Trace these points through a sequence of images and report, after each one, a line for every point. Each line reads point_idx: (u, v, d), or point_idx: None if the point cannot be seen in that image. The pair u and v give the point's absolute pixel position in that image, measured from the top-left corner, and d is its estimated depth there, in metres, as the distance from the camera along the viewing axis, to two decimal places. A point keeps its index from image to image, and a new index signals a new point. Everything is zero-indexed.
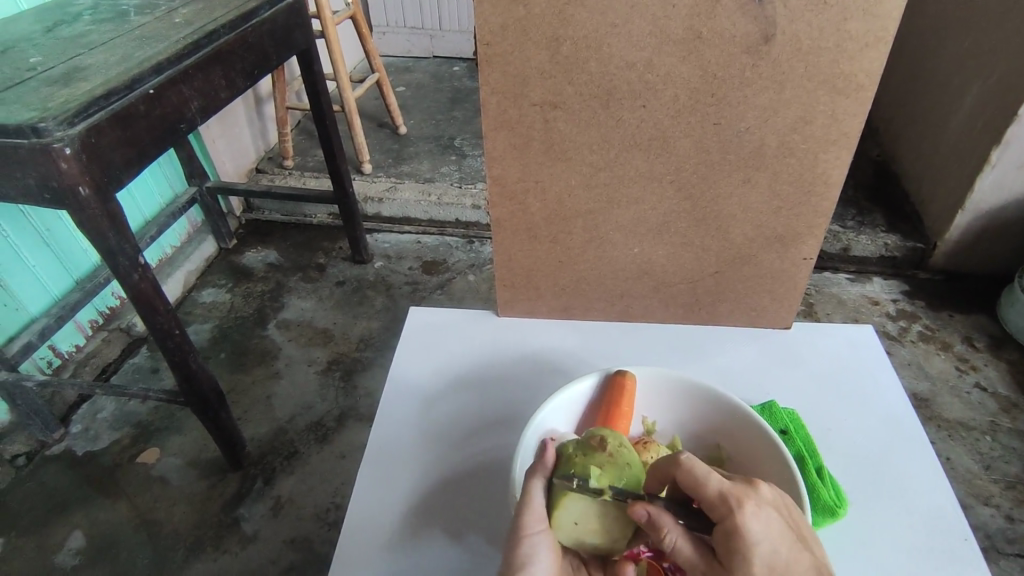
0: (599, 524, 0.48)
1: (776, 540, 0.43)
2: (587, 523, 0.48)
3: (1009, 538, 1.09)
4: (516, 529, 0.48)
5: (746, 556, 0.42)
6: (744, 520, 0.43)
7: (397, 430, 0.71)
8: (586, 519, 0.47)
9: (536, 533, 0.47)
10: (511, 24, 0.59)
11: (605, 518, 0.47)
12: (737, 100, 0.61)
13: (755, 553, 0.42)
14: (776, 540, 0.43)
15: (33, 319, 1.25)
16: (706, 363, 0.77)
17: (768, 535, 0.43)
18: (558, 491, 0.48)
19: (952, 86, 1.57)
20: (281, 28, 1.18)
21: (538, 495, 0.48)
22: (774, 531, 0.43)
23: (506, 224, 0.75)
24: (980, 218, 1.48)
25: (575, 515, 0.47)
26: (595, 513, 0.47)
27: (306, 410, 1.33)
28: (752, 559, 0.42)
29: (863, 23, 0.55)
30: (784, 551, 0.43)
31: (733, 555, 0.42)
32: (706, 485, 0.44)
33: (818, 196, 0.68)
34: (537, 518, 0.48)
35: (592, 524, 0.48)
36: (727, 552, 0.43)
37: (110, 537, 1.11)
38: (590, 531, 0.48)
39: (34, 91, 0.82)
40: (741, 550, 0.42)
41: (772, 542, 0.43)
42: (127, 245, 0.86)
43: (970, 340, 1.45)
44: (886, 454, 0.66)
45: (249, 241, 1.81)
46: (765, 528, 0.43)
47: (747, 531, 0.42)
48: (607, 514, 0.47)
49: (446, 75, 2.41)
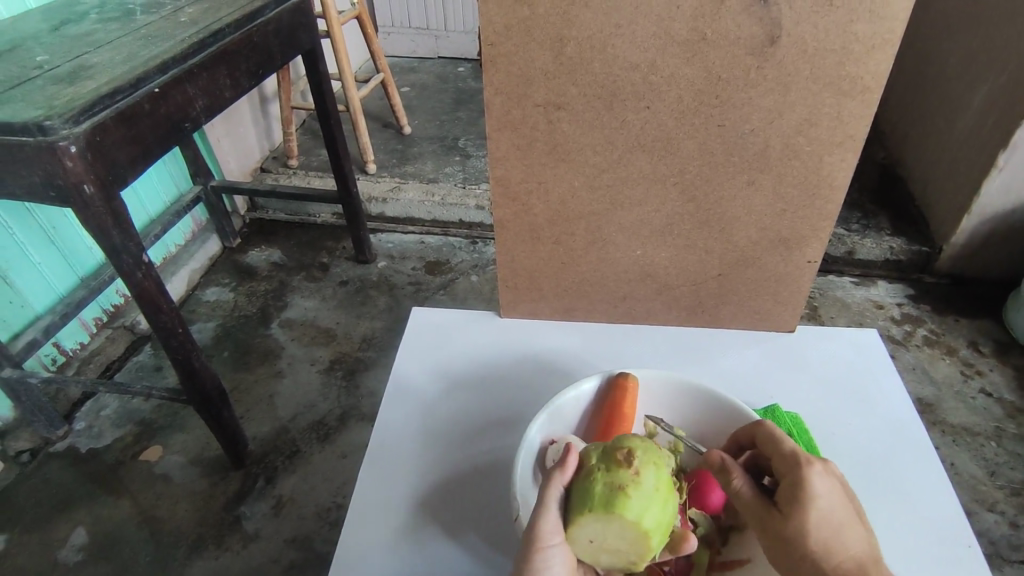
0: (615, 543, 0.47)
1: (837, 503, 0.48)
2: (603, 540, 0.47)
3: (1014, 544, 1.09)
4: (528, 541, 0.47)
5: (805, 504, 0.47)
6: (810, 474, 0.48)
7: (399, 430, 0.71)
8: (602, 538, 0.47)
9: (550, 546, 0.47)
10: (515, 25, 0.59)
11: (622, 539, 0.46)
12: (741, 102, 0.61)
13: (814, 503, 0.47)
14: (837, 504, 0.48)
15: (38, 316, 1.25)
16: (709, 366, 0.77)
17: (829, 495, 0.48)
18: (575, 506, 0.47)
19: (959, 88, 1.56)
20: (286, 27, 1.18)
21: (553, 507, 0.48)
22: (836, 496, 0.48)
23: (508, 225, 0.74)
24: (987, 221, 1.48)
25: (590, 533, 0.47)
26: (610, 534, 0.47)
27: (308, 409, 1.33)
28: (810, 508, 0.47)
29: (869, 25, 0.55)
30: (842, 515, 0.47)
31: (792, 502, 0.48)
32: (782, 443, 0.51)
33: (823, 199, 0.67)
34: (551, 531, 0.47)
35: (609, 542, 0.47)
36: (788, 500, 0.48)
37: (113, 534, 1.11)
38: (606, 548, 0.47)
39: (40, 90, 0.83)
40: (801, 497, 0.47)
41: (832, 503, 0.47)
42: (131, 243, 0.86)
43: (975, 345, 1.44)
44: (890, 458, 0.66)
45: (253, 240, 1.81)
46: (828, 489, 0.48)
47: (810, 482, 0.48)
48: (623, 536, 0.46)
49: (450, 75, 2.41)
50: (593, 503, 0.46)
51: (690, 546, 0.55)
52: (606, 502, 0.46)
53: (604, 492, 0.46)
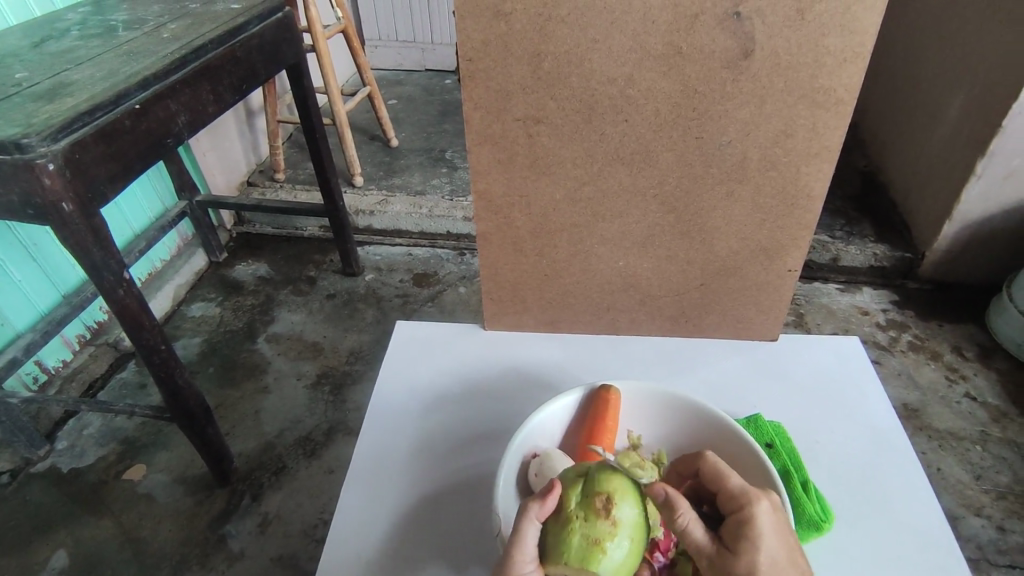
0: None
1: (781, 542, 0.47)
2: None
3: (1001, 548, 1.09)
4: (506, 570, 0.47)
5: (754, 543, 0.46)
6: (758, 511, 0.47)
7: (381, 445, 0.70)
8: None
9: (527, 575, 0.47)
10: (492, 40, 0.59)
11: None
12: (718, 114, 0.62)
13: (761, 541, 0.46)
14: (782, 546, 0.46)
15: (18, 334, 1.23)
16: (692, 376, 0.77)
17: (775, 534, 0.47)
18: (551, 547, 0.48)
19: (937, 98, 1.58)
20: (269, 43, 1.18)
21: (530, 543, 0.48)
22: (782, 537, 0.47)
23: (491, 238, 0.74)
24: (967, 228, 1.50)
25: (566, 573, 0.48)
26: None
27: (295, 424, 1.32)
28: (757, 547, 0.46)
29: (839, 38, 0.56)
30: (787, 556, 0.46)
31: (741, 541, 0.46)
32: (728, 477, 0.50)
33: (801, 209, 0.68)
34: (527, 563, 0.47)
35: None
36: (736, 540, 0.46)
37: (95, 555, 1.09)
38: None
39: (19, 107, 0.82)
40: (750, 536, 0.46)
41: (776, 544, 0.46)
42: (112, 260, 0.85)
43: (959, 350, 1.45)
44: (870, 463, 0.67)
45: (239, 254, 1.80)
46: (773, 528, 0.47)
47: (758, 521, 0.47)
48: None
49: (437, 88, 2.42)
50: (569, 553, 0.47)
51: (666, 557, 0.55)
52: (582, 554, 0.47)
53: (580, 545, 0.47)
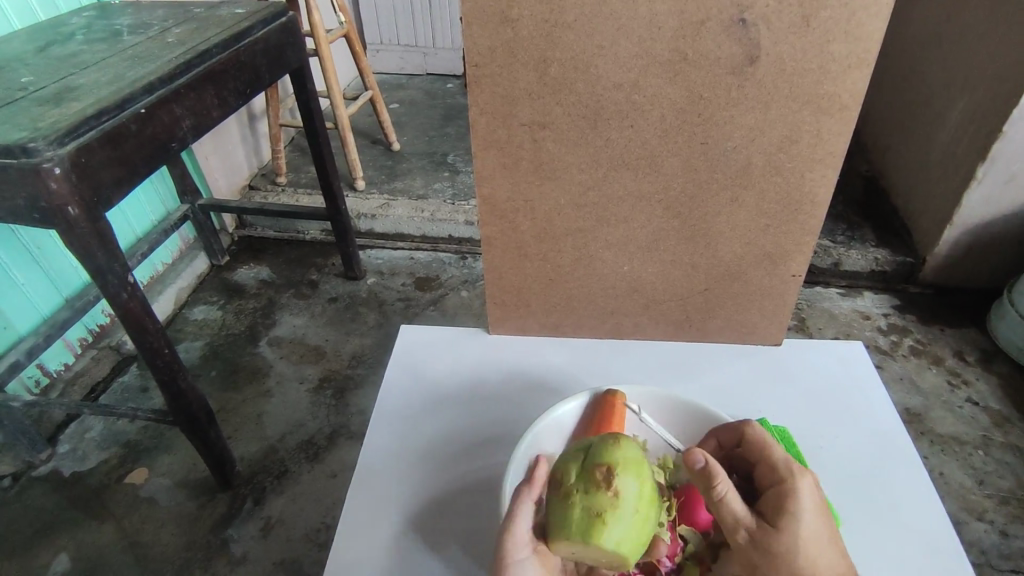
0: (596, 557, 0.48)
1: (819, 516, 0.49)
2: (582, 554, 0.48)
3: (1004, 553, 1.09)
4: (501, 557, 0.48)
5: (796, 519, 0.48)
6: (801, 486, 0.50)
7: (386, 448, 0.70)
8: (582, 552, 0.48)
9: (521, 559, 0.48)
10: (499, 47, 0.59)
11: (600, 556, 0.47)
12: (724, 120, 0.62)
13: (804, 515, 0.49)
14: (820, 518, 0.49)
15: (21, 337, 1.23)
16: (697, 381, 0.77)
17: (817, 509, 0.49)
18: (551, 524, 0.48)
19: (938, 103, 1.59)
20: (273, 47, 1.19)
21: (526, 528, 0.49)
22: (820, 509, 0.50)
23: (495, 242, 0.75)
24: (968, 233, 1.50)
25: (569, 549, 0.48)
26: (588, 552, 0.47)
27: (297, 428, 1.32)
28: (800, 523, 0.48)
29: (845, 45, 0.56)
30: (826, 529, 0.49)
31: (783, 514, 0.49)
32: (773, 449, 0.53)
33: (805, 214, 0.68)
34: (520, 547, 0.48)
35: (590, 556, 0.48)
36: (778, 512, 0.49)
37: (96, 560, 1.09)
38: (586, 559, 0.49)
39: (25, 111, 0.82)
40: (794, 511, 0.49)
41: (816, 519, 0.49)
42: (117, 264, 0.85)
43: (961, 355, 1.45)
44: (875, 469, 0.67)
45: (241, 258, 1.81)
46: (814, 502, 0.50)
47: (802, 497, 0.49)
48: (603, 556, 0.47)
49: (439, 92, 2.43)
50: (571, 527, 0.47)
51: (673, 561, 0.55)
52: (585, 527, 0.46)
53: (580, 518, 0.47)
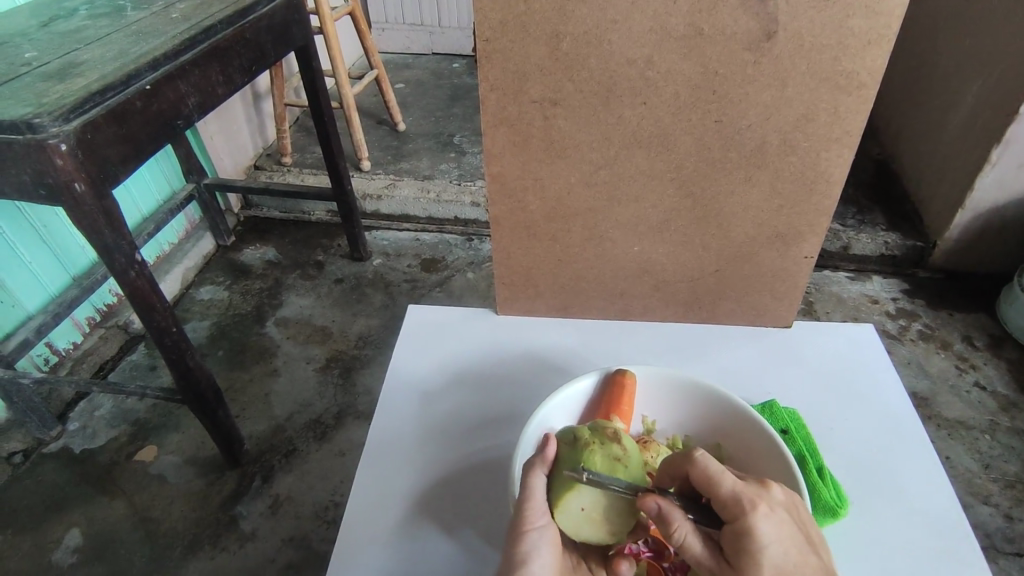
0: (604, 516, 0.48)
1: (785, 544, 0.44)
2: (592, 511, 0.48)
3: (1009, 537, 1.09)
4: (517, 524, 0.49)
5: (757, 563, 0.44)
6: (756, 523, 0.44)
7: (394, 426, 0.71)
8: (592, 507, 0.48)
9: (538, 527, 0.48)
10: (510, 21, 0.58)
11: (612, 509, 0.48)
12: (739, 98, 0.61)
13: (765, 554, 0.44)
14: (787, 545, 0.44)
15: (30, 316, 1.24)
16: (706, 363, 0.77)
17: (778, 538, 0.44)
18: (566, 477, 0.49)
19: (953, 84, 1.56)
20: (278, 23, 1.17)
21: (538, 490, 0.49)
22: (784, 537, 0.44)
23: (505, 222, 0.74)
24: (980, 216, 1.48)
25: (583, 503, 0.48)
26: (602, 503, 0.48)
27: (304, 408, 1.33)
28: (762, 564, 0.44)
29: (865, 19, 0.55)
30: (794, 557, 0.44)
31: (743, 558, 0.44)
32: (720, 483, 0.46)
33: (820, 194, 0.67)
34: (539, 513, 0.49)
35: (598, 515, 0.49)
36: (738, 555, 0.44)
37: (108, 535, 1.11)
38: (592, 522, 0.49)
39: (30, 87, 0.81)
40: (752, 554, 0.44)
41: (782, 549, 0.44)
42: (124, 242, 0.85)
43: (970, 339, 1.45)
44: (886, 452, 0.66)
45: (247, 238, 1.80)
46: (776, 531, 0.44)
47: (759, 534, 0.44)
48: (616, 507, 0.48)
49: (445, 71, 2.40)
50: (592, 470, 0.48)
51: None
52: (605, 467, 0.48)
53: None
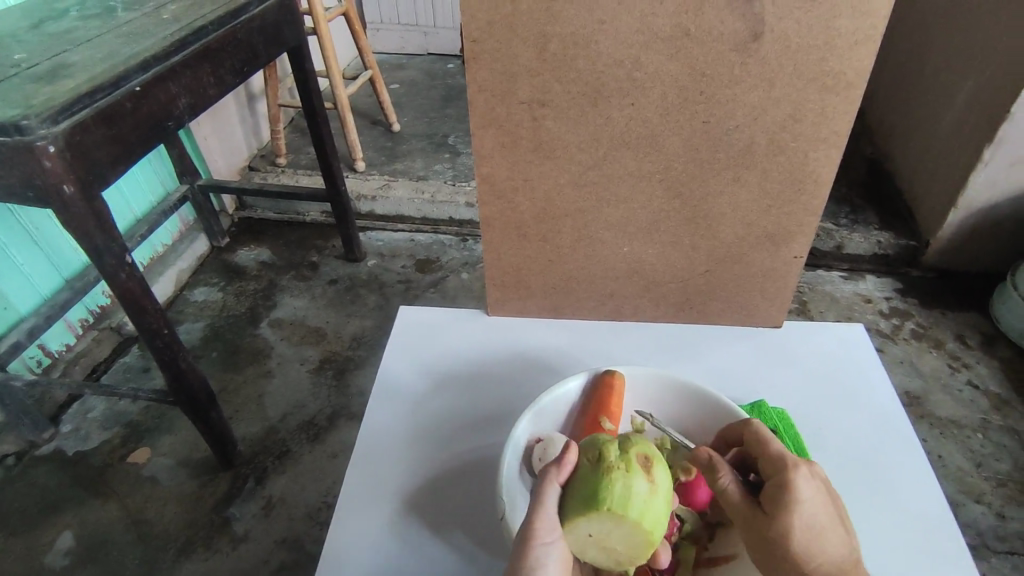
0: (613, 545, 0.47)
1: (819, 506, 0.46)
2: (601, 537, 0.47)
3: (1000, 535, 1.10)
4: (525, 539, 0.47)
5: (791, 512, 0.46)
6: (795, 476, 0.47)
7: (385, 427, 0.71)
8: (602, 534, 0.47)
9: (546, 542, 0.47)
10: (497, 21, 0.58)
11: (623, 540, 0.47)
12: (726, 98, 0.61)
13: (800, 509, 0.46)
14: (823, 510, 0.46)
15: (22, 318, 1.24)
16: (696, 363, 0.77)
17: (814, 500, 0.46)
18: (581, 500, 0.47)
19: (945, 83, 1.56)
20: (270, 25, 1.17)
21: (550, 505, 0.48)
22: (821, 499, 0.47)
23: (495, 223, 0.74)
24: (972, 216, 1.49)
25: (592, 530, 0.46)
26: (614, 533, 0.46)
27: (297, 409, 1.33)
28: (795, 515, 0.46)
29: (850, 20, 0.55)
30: (825, 521, 0.46)
31: (777, 505, 0.46)
32: (771, 444, 0.50)
33: (808, 194, 0.67)
34: (548, 529, 0.48)
35: (607, 541, 0.47)
36: (772, 502, 0.47)
37: (100, 537, 1.10)
38: (601, 546, 0.48)
39: (19, 89, 0.81)
40: (788, 503, 0.46)
41: (816, 512, 0.46)
42: (114, 244, 0.85)
43: (962, 338, 1.45)
44: (875, 452, 0.66)
45: (241, 239, 1.80)
46: (813, 492, 0.47)
47: (798, 486, 0.46)
48: (627, 539, 0.46)
49: (439, 72, 2.40)
50: (609, 501, 0.46)
51: (672, 541, 0.55)
52: (623, 502, 0.45)
53: (621, 493, 0.46)
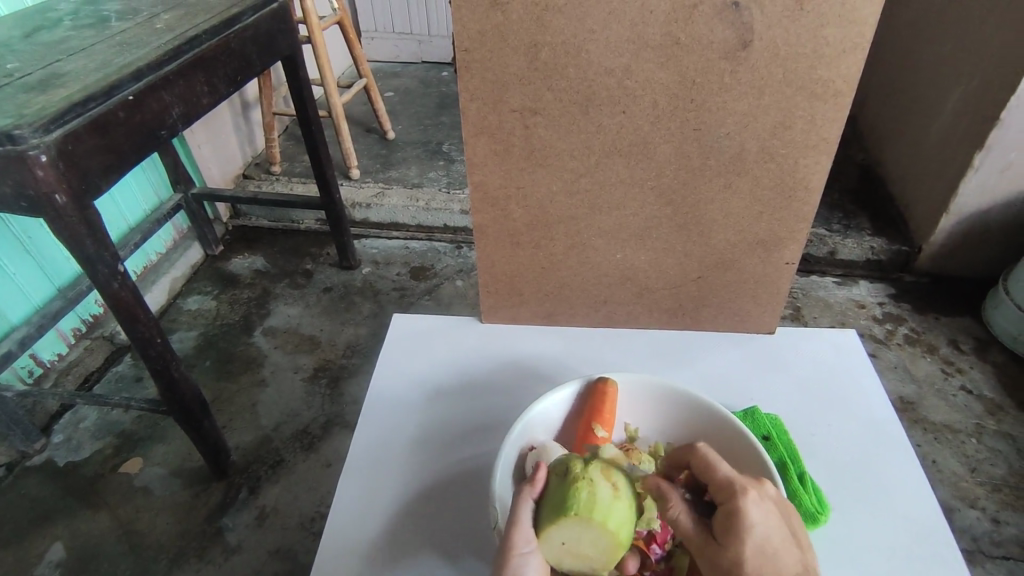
0: (586, 552, 0.47)
1: (771, 529, 0.46)
2: (575, 545, 0.47)
3: (995, 540, 1.10)
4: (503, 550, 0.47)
5: (745, 541, 0.45)
6: (743, 503, 0.46)
7: (378, 437, 0.70)
8: (574, 541, 0.47)
9: (524, 553, 0.47)
10: (488, 31, 0.58)
11: (595, 545, 0.47)
12: (716, 106, 0.61)
13: (750, 535, 0.45)
14: (772, 531, 0.46)
15: (13, 328, 1.23)
16: (690, 369, 0.77)
17: (765, 523, 0.46)
18: (551, 509, 0.48)
19: (935, 90, 1.58)
20: (264, 34, 1.17)
21: (524, 517, 0.49)
22: (770, 520, 0.46)
23: (487, 231, 0.74)
24: (963, 221, 1.50)
25: (564, 536, 0.47)
26: (585, 539, 0.47)
27: (291, 418, 1.32)
28: (748, 543, 0.45)
29: (838, 29, 0.56)
30: (779, 541, 0.46)
31: (727, 533, 0.46)
32: (716, 467, 0.49)
33: (799, 202, 0.68)
34: (524, 540, 0.48)
35: (581, 549, 0.47)
36: (723, 531, 0.46)
37: (92, 549, 1.09)
38: (576, 554, 0.48)
39: (11, 98, 0.81)
40: (742, 531, 0.45)
41: (769, 536, 0.46)
42: (106, 253, 0.84)
43: (955, 343, 1.46)
44: (867, 457, 0.67)
45: (235, 247, 1.80)
46: (762, 515, 0.46)
47: (749, 514, 0.46)
48: (598, 543, 0.47)
49: (434, 80, 2.41)
50: (576, 507, 0.47)
51: (663, 549, 0.55)
52: (589, 506, 0.47)
53: (588, 498, 0.47)
